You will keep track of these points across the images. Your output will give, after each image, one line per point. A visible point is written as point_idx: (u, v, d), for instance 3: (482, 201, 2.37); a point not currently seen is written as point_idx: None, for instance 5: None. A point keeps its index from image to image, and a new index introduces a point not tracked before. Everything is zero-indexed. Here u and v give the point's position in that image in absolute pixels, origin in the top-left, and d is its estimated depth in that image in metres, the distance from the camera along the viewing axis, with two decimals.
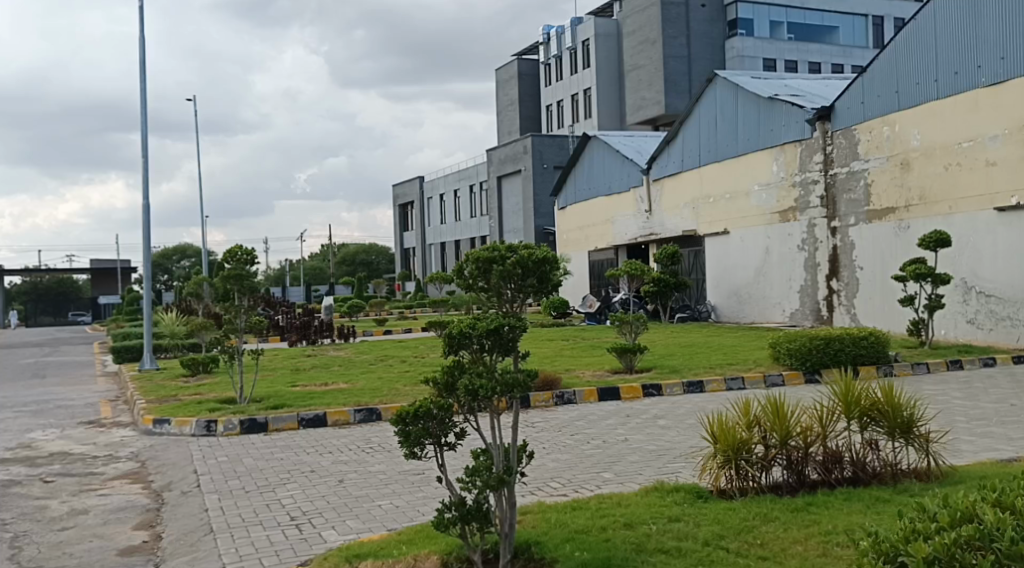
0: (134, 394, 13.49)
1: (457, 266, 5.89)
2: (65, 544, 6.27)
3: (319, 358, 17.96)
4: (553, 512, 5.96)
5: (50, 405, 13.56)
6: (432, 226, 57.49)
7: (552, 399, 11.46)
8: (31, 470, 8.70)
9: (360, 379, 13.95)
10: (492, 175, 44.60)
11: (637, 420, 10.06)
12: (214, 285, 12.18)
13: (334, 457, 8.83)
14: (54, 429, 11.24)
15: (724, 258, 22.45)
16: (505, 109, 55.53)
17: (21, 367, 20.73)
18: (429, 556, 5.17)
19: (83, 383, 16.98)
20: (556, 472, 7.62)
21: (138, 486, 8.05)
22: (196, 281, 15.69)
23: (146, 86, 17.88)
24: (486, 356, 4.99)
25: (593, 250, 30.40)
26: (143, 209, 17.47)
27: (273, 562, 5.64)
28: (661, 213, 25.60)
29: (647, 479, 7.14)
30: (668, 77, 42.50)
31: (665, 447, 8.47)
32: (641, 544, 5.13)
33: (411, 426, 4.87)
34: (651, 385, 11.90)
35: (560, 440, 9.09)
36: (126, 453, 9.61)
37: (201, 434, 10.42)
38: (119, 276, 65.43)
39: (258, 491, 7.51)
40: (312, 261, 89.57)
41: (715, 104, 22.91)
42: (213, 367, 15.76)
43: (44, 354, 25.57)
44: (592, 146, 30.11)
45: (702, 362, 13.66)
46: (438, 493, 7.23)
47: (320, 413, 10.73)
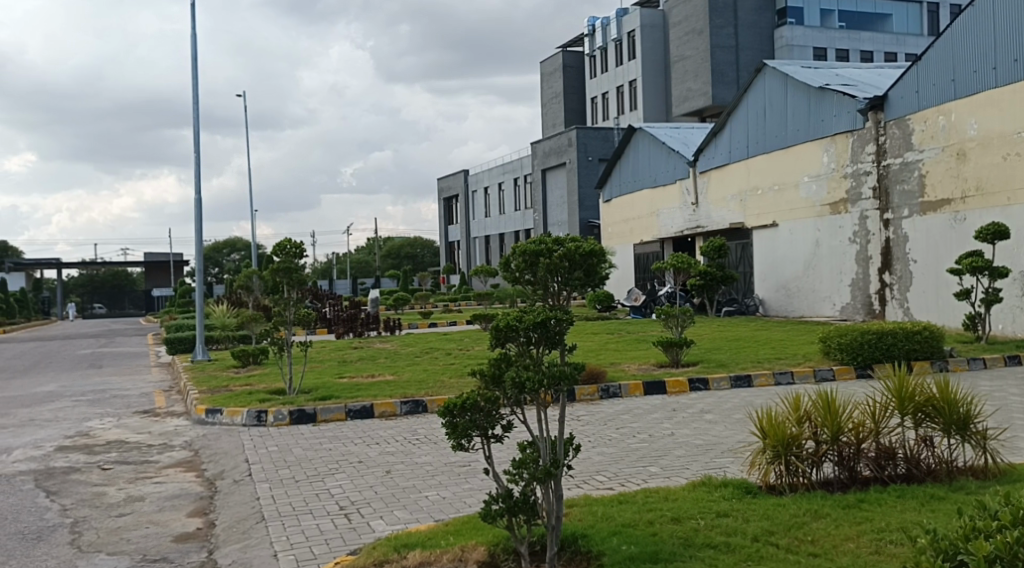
0: (186, 384, 13.74)
1: (503, 260, 5.93)
2: (123, 530, 6.42)
3: (365, 350, 18.14)
4: (598, 506, 5.95)
5: (107, 394, 13.86)
6: (476, 219, 57.59)
7: (597, 393, 11.44)
8: (89, 457, 8.90)
9: (406, 371, 14.03)
10: (536, 168, 44.54)
11: (683, 414, 10.00)
12: (263, 278, 12.34)
13: (381, 448, 8.91)
14: (111, 418, 11.50)
15: (773, 250, 22.18)
16: (549, 102, 55.42)
17: (77, 358, 21.24)
18: (476, 547, 5.20)
19: (138, 373, 17.35)
20: (601, 466, 7.60)
21: (192, 475, 8.19)
22: (247, 274, 15.92)
23: (198, 82, 18.16)
24: (532, 349, 5.00)
25: (639, 243, 30.24)
26: (195, 205, 17.80)
27: (323, 550, 5.72)
28: (708, 206, 25.37)
29: (694, 474, 7.10)
30: (715, 67, 42.04)
31: (712, 442, 8.40)
32: (689, 539, 5.11)
33: (459, 418, 4.88)
34: (697, 380, 11.82)
35: (606, 434, 9.07)
36: (179, 442, 9.79)
37: (252, 424, 10.56)
38: (172, 269, 66.62)
39: (307, 480, 7.60)
40: (358, 254, 90.39)
41: (763, 94, 22.62)
42: (263, 359, 15.98)
43: (99, 345, 26.19)
44: (638, 138, 29.93)
45: (750, 356, 13.53)
46: (484, 485, 7.26)
47: (367, 404, 10.84)
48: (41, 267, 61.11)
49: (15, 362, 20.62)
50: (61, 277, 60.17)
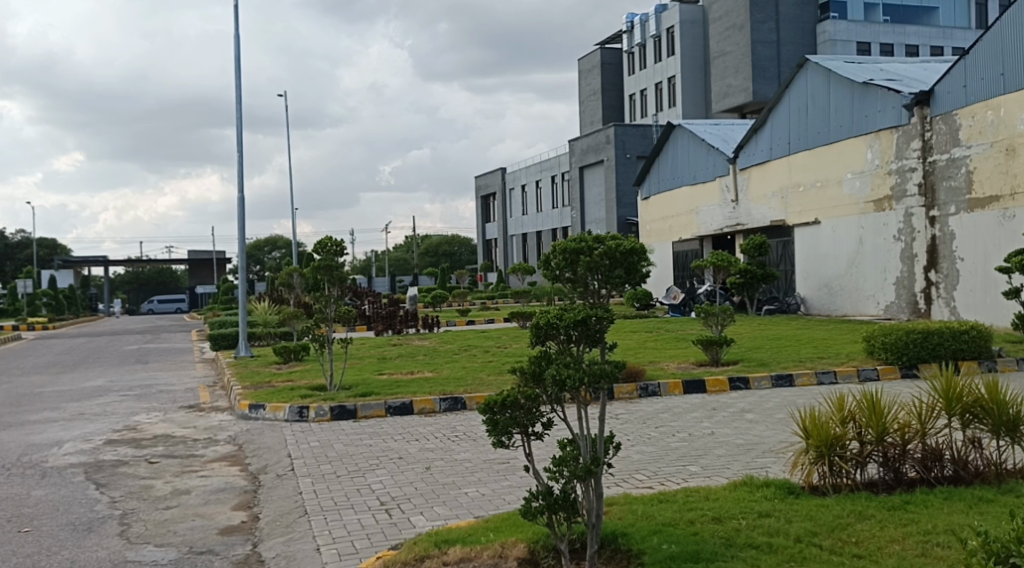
0: (230, 380, 13.94)
1: (543, 257, 5.95)
2: (170, 522, 6.53)
3: (404, 347, 18.22)
4: (639, 504, 5.94)
5: (152, 390, 14.07)
6: (514, 217, 57.63)
7: (636, 391, 11.41)
8: (136, 451, 9.05)
9: (445, 369, 14.09)
10: (574, 166, 44.43)
11: (724, 413, 9.94)
12: (304, 276, 12.45)
13: (420, 445, 8.97)
14: (157, 412, 11.71)
15: (816, 248, 21.93)
16: (587, 99, 55.28)
17: (124, 354, 21.68)
18: (516, 544, 5.22)
19: (182, 369, 17.64)
20: (641, 465, 7.58)
21: (236, 469, 8.32)
22: (287, 271, 16.06)
23: (241, 83, 18.39)
24: (573, 347, 5.02)
25: (677, 241, 30.09)
26: (239, 204, 18.05)
27: (364, 545, 5.78)
28: (749, 203, 25.15)
29: (735, 473, 7.07)
30: (756, 63, 41.63)
31: (753, 441, 8.33)
32: (731, 539, 5.08)
33: (500, 414, 4.90)
34: (738, 379, 11.73)
35: (646, 433, 9.04)
36: (223, 436, 9.95)
37: (294, 420, 10.69)
38: (215, 266, 67.50)
39: (347, 476, 7.67)
40: (397, 252, 90.91)
41: (806, 89, 22.37)
42: (304, 356, 16.14)
43: (144, 341, 26.58)
44: (678, 135, 29.77)
45: (792, 356, 13.39)
46: (524, 482, 7.27)
47: (407, 401, 10.90)
48: (89, 264, 62.24)
49: (64, 357, 21.03)
50: (107, 274, 61.22)
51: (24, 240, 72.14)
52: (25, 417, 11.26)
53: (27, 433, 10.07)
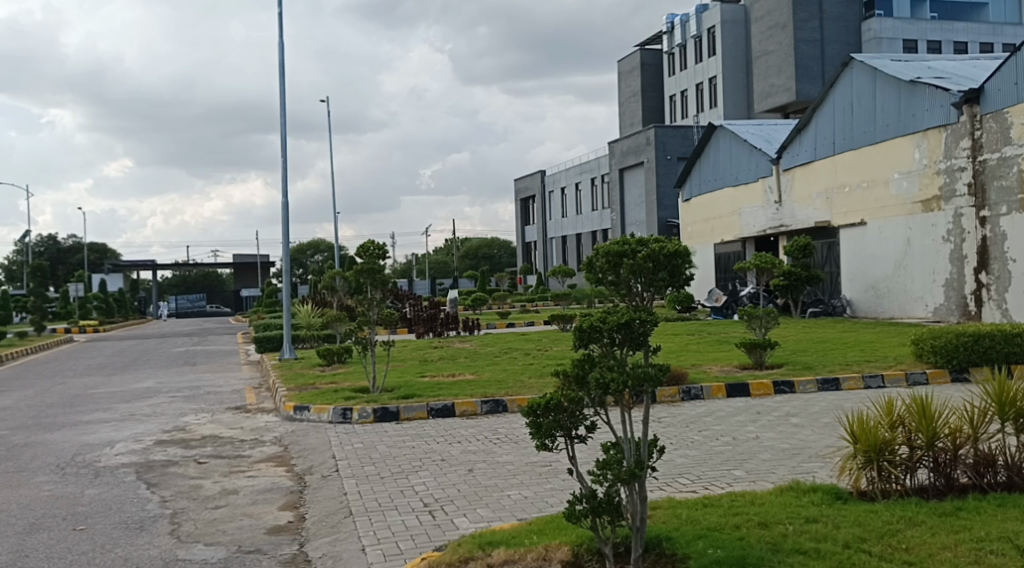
0: (275, 382, 14.13)
1: (587, 260, 5.99)
2: (219, 522, 6.63)
3: (445, 350, 18.32)
4: (683, 509, 5.90)
5: (200, 391, 14.32)
6: (554, 220, 57.61)
7: (678, 394, 11.33)
8: (186, 451, 9.22)
9: (487, 371, 14.14)
10: (614, 168, 44.28)
11: (768, 417, 9.83)
12: (347, 279, 12.58)
13: (462, 447, 9.02)
14: (205, 413, 11.90)
15: (862, 249, 21.62)
16: (627, 101, 55.08)
17: (171, 356, 22.07)
18: (560, 547, 5.22)
19: (229, 371, 17.89)
20: (684, 469, 7.53)
21: (283, 469, 8.42)
22: (330, 275, 16.23)
23: (285, 89, 18.62)
24: (617, 350, 5.01)
25: (720, 242, 29.85)
26: (283, 209, 18.29)
27: (410, 545, 5.83)
28: (792, 204, 24.88)
29: (781, 478, 7.00)
30: (799, 62, 41.12)
31: (798, 446, 8.24)
32: (777, 544, 5.03)
33: (543, 418, 4.91)
34: (783, 382, 11.61)
35: (689, 437, 8.99)
36: (269, 437, 10.08)
37: (338, 421, 10.79)
38: (259, 270, 68.47)
39: (392, 477, 7.75)
40: (437, 255, 91.44)
41: (851, 89, 22.10)
42: (347, 358, 16.27)
43: (192, 344, 27.00)
44: (720, 136, 29.54)
45: (838, 359, 13.22)
46: (567, 485, 7.28)
47: (449, 403, 10.95)
48: (138, 268, 63.42)
49: (115, 359, 21.45)
50: (155, 278, 62.30)
51: (75, 244, 73.81)
52: (79, 417, 11.52)
53: (80, 433, 10.29)
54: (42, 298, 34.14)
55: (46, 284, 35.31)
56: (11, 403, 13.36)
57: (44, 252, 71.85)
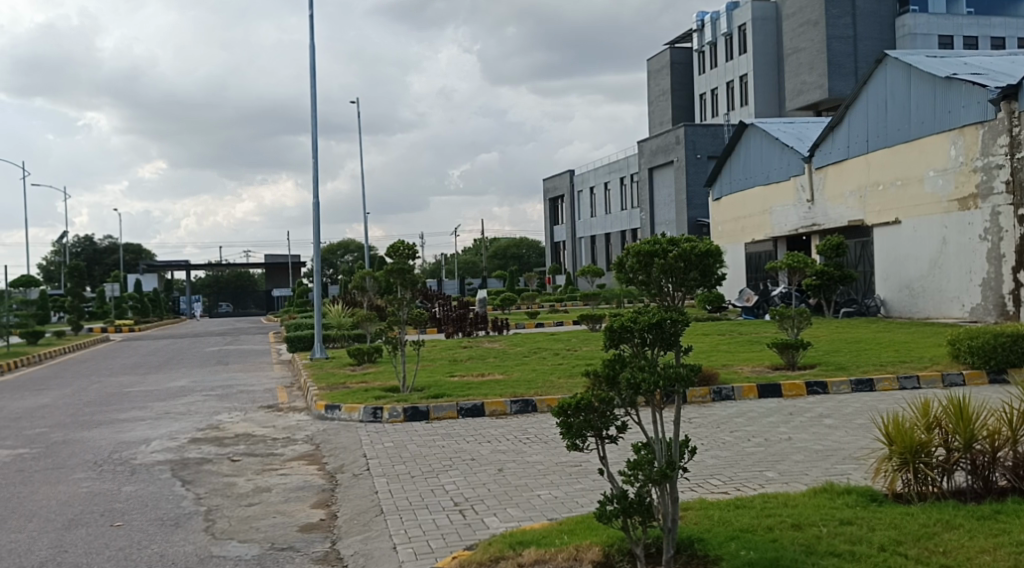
0: (306, 381, 14.24)
1: (617, 259, 5.98)
2: (253, 519, 6.68)
3: (474, 350, 18.35)
4: (715, 510, 5.87)
5: (234, 390, 14.45)
6: (582, 219, 57.51)
7: (709, 395, 11.26)
8: (220, 449, 9.31)
9: (516, 371, 14.11)
10: (643, 167, 44.11)
11: (801, 418, 9.75)
12: (377, 279, 12.63)
13: (492, 446, 9.02)
14: (238, 412, 11.99)
15: (896, 248, 21.38)
16: (656, 99, 54.86)
17: (204, 355, 22.29)
18: (591, 547, 5.21)
19: (262, 370, 18.03)
20: (715, 470, 7.48)
21: (314, 468, 8.47)
22: (360, 275, 16.32)
23: (316, 90, 18.74)
24: (647, 350, 4.98)
25: (750, 242, 29.66)
26: (314, 209, 18.41)
27: (440, 545, 5.83)
28: (825, 202, 24.63)
29: (814, 480, 6.94)
30: (831, 59, 40.71)
31: (832, 447, 8.17)
32: (811, 546, 4.99)
33: (574, 417, 4.89)
34: (816, 383, 11.50)
35: (721, 437, 8.93)
36: (301, 436, 10.14)
37: (368, 420, 10.85)
38: (290, 270, 68.93)
39: (422, 476, 7.76)
40: (466, 255, 91.66)
41: (885, 85, 21.85)
42: (377, 357, 16.35)
43: (225, 343, 27.26)
44: (751, 135, 29.33)
45: (872, 359, 13.08)
46: (597, 485, 7.26)
47: (479, 403, 10.97)
48: (172, 268, 64.08)
49: (149, 358, 21.71)
50: (189, 278, 62.92)
51: (111, 245, 74.79)
52: (115, 415, 11.66)
53: (116, 431, 10.41)
54: (78, 298, 34.61)
55: (83, 284, 35.79)
56: (49, 400, 13.55)
57: (81, 253, 72.86)
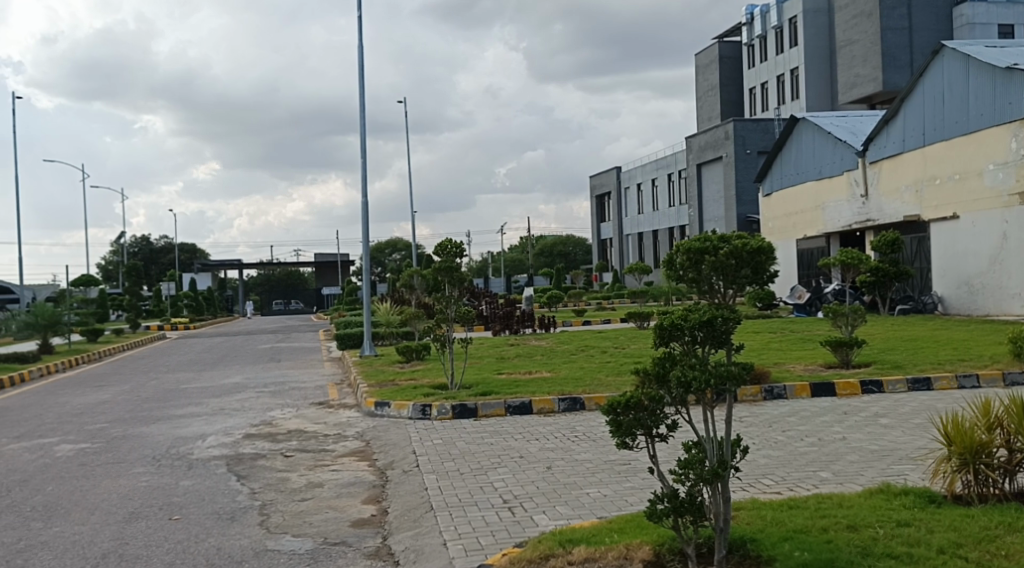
0: (356, 378, 14.37)
1: (667, 257, 5.96)
2: (306, 513, 6.76)
3: (522, 348, 18.35)
4: (767, 510, 5.79)
5: (285, 386, 14.64)
6: (629, 217, 57.22)
7: (761, 394, 11.13)
8: (273, 445, 9.42)
9: (564, 369, 14.08)
10: (692, 163, 43.73)
11: (856, 418, 9.58)
12: (425, 278, 12.68)
13: (541, 444, 9.01)
14: (290, 409, 12.12)
15: (954, 244, 20.94)
16: (704, 95, 54.35)
17: (257, 353, 22.60)
18: (641, 546, 5.18)
19: (312, 367, 18.23)
20: (768, 469, 7.39)
21: (365, 464, 8.54)
22: (408, 273, 16.40)
23: (364, 90, 18.88)
24: (698, 348, 4.93)
25: (802, 238, 29.23)
26: (362, 208, 18.56)
27: (490, 542, 5.84)
28: (879, 197, 24.19)
29: (870, 480, 6.81)
30: (885, 51, 39.96)
31: (888, 447, 8.02)
32: (868, 548, 4.89)
33: (623, 416, 4.86)
34: (871, 382, 11.30)
35: (773, 437, 8.80)
36: (351, 432, 10.23)
37: (417, 417, 10.91)
38: (340, 268, 69.65)
39: (471, 474, 7.78)
40: (512, 253, 91.80)
41: (942, 78, 21.43)
42: (426, 355, 16.43)
43: (276, 341, 27.61)
44: (802, 130, 28.92)
45: (928, 358, 12.83)
46: (647, 483, 7.21)
47: (527, 401, 10.96)
48: (225, 267, 65.12)
49: (204, 356, 22.08)
50: (241, 276, 63.88)
51: (167, 244, 76.30)
52: (172, 411, 11.88)
53: (173, 426, 10.61)
54: (135, 297, 35.35)
55: (140, 283, 36.55)
56: (109, 396, 13.87)
57: (138, 253, 74.45)
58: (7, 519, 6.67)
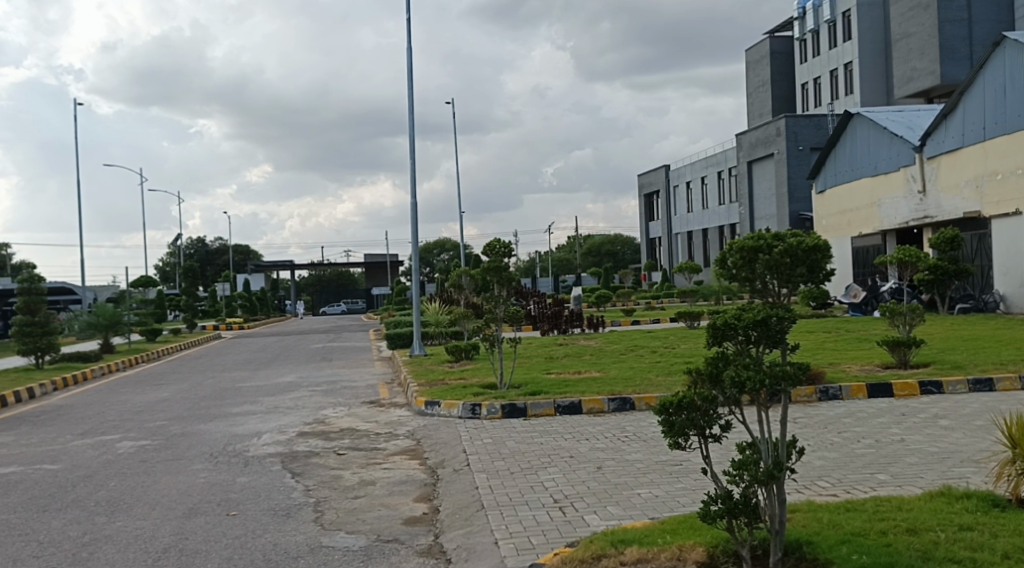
0: (406, 377, 14.47)
1: (719, 256, 5.87)
2: (360, 511, 6.81)
3: (570, 347, 18.33)
4: (824, 512, 5.70)
5: (337, 385, 14.79)
6: (679, 215, 56.78)
7: (815, 394, 10.95)
8: (326, 443, 9.51)
9: (613, 369, 14.02)
10: (742, 161, 43.25)
11: (915, 419, 9.38)
12: (474, 278, 12.72)
13: (591, 444, 8.97)
14: (342, 407, 12.23)
15: (1016, 241, 20.42)
16: (755, 91, 53.72)
17: (309, 352, 22.87)
18: (694, 547, 5.12)
19: (363, 366, 18.40)
20: (824, 471, 7.26)
21: (415, 463, 8.58)
22: (457, 273, 16.47)
23: (413, 91, 19.00)
24: (752, 348, 4.86)
25: (857, 236, 28.73)
26: (411, 208, 18.66)
27: (541, 541, 5.82)
28: (937, 193, 23.67)
29: (930, 483, 6.66)
30: (943, 44, 39.11)
31: (949, 449, 7.83)
32: (929, 552, 4.79)
33: (676, 416, 4.80)
34: (930, 383, 11.06)
35: (828, 438, 8.65)
36: (403, 431, 10.30)
37: (467, 416, 10.93)
38: (389, 268, 70.21)
39: (522, 473, 7.77)
40: (560, 253, 91.77)
41: (1004, 70, 20.96)
42: (475, 354, 16.49)
43: (328, 341, 27.91)
44: (856, 125, 28.45)
45: (990, 358, 12.51)
46: (699, 485, 7.13)
47: (576, 400, 10.92)
48: (278, 268, 65.99)
49: (258, 355, 22.39)
50: (293, 277, 64.68)
51: (221, 245, 77.62)
52: (228, 409, 12.08)
53: (229, 424, 10.78)
54: (191, 297, 35.98)
55: (196, 283, 37.27)
56: (167, 395, 14.13)
57: (194, 254, 75.80)
58: (73, 513, 6.82)
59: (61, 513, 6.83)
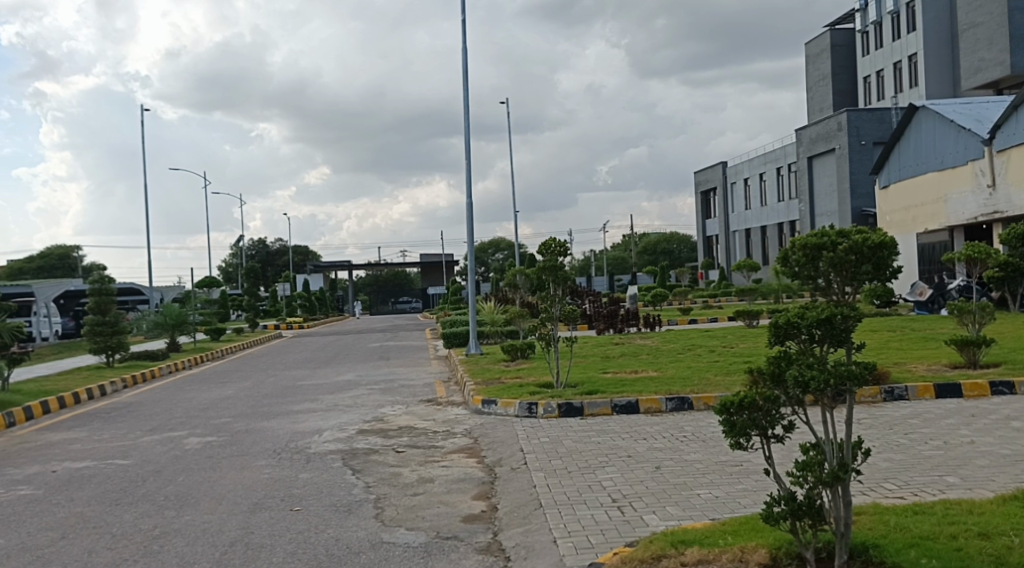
0: (463, 375, 14.52)
1: (780, 253, 5.75)
2: (418, 508, 6.85)
3: (627, 346, 18.22)
4: (891, 515, 5.56)
5: (395, 383, 14.90)
6: (736, 213, 56.07)
7: (880, 394, 10.72)
8: (385, 441, 9.59)
9: (670, 368, 13.89)
10: (802, 156, 42.56)
11: (984, 421, 9.12)
12: (530, 276, 12.69)
13: (649, 444, 8.89)
14: (399, 406, 12.31)
15: None
16: (815, 85, 52.82)
17: (368, 351, 23.08)
18: (756, 549, 5.04)
19: (420, 365, 18.51)
20: (890, 473, 7.10)
21: (473, 461, 8.59)
22: (512, 271, 16.48)
23: (469, 90, 19.04)
24: (816, 347, 4.75)
25: (922, 232, 28.07)
26: (467, 206, 18.72)
27: (599, 541, 5.78)
28: (1008, 187, 23.04)
29: (1001, 486, 6.47)
30: (1012, 33, 38.02)
31: (1022, 452, 7.59)
32: (1002, 557, 4.64)
33: (737, 415, 4.73)
34: (1001, 383, 10.74)
35: (894, 440, 8.45)
36: (460, 429, 10.32)
37: (524, 415, 10.92)
38: (445, 268, 70.53)
39: (579, 472, 7.73)
40: (615, 251, 91.37)
41: None
42: (530, 353, 16.48)
43: (387, 339, 28.14)
44: (921, 119, 27.80)
45: None
46: (761, 485, 7.03)
47: (634, 400, 10.84)
48: (337, 268, 66.74)
49: (318, 354, 22.69)
50: (351, 276, 65.37)
51: (282, 247, 78.89)
52: (290, 407, 12.25)
53: (292, 421, 10.92)
54: (253, 297, 36.55)
55: (258, 284, 37.87)
56: (231, 393, 14.36)
57: (256, 255, 77.08)
58: (143, 506, 6.98)
59: (132, 507, 6.98)
